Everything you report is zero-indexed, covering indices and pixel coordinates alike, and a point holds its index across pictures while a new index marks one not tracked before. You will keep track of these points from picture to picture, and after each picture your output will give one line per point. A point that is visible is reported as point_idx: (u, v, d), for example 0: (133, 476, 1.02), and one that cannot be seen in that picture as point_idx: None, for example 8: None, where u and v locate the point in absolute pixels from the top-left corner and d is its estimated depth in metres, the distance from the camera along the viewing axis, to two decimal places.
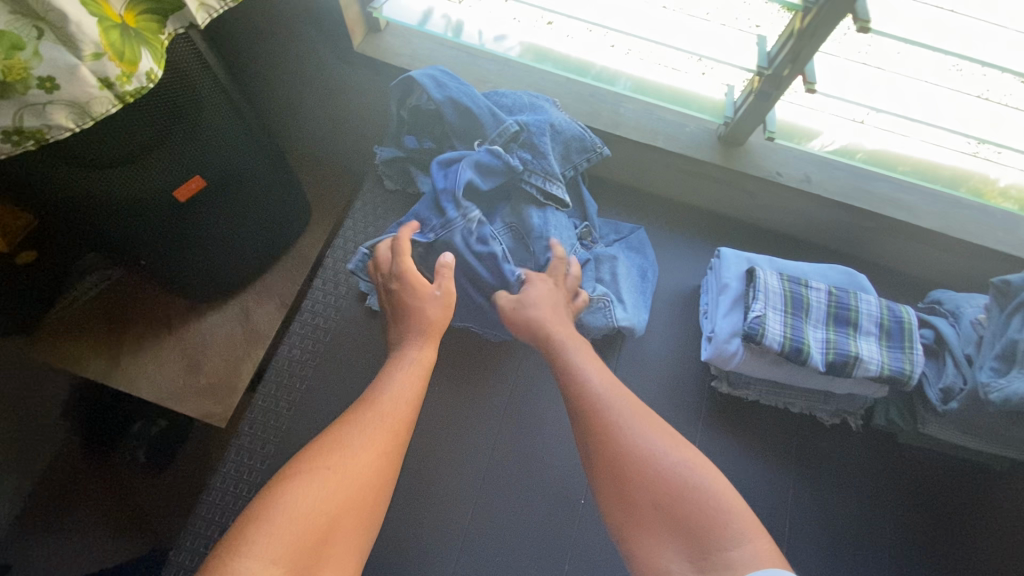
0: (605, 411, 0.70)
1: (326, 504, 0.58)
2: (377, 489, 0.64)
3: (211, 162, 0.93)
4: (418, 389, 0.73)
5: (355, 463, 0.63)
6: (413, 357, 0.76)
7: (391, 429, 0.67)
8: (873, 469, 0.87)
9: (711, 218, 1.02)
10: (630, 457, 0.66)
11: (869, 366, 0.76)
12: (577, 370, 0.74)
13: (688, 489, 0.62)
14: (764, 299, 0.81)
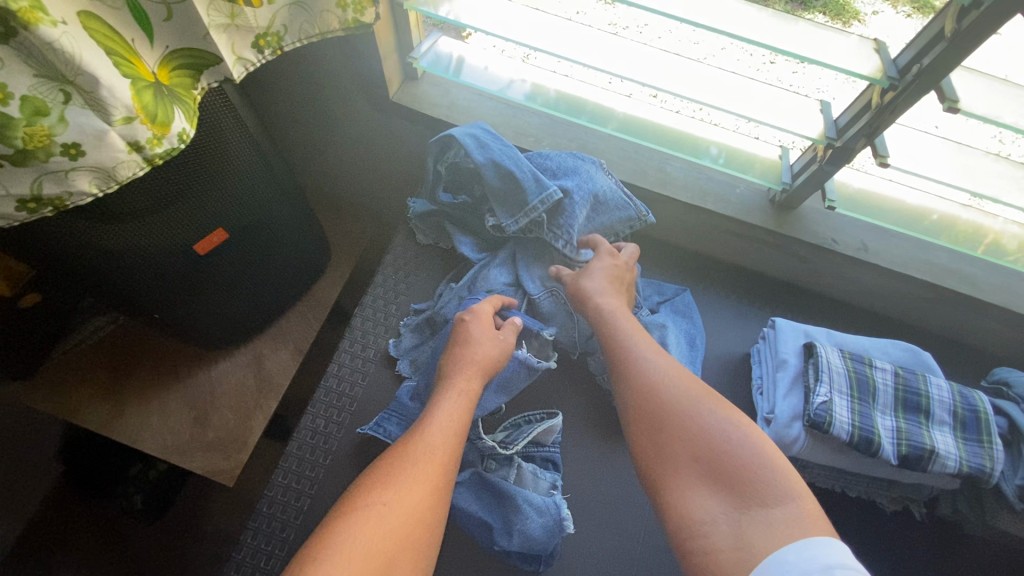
0: (651, 377, 0.67)
1: (381, 540, 0.54)
2: (430, 522, 0.58)
3: (235, 212, 0.88)
4: (465, 421, 0.69)
5: (407, 495, 0.58)
6: (456, 388, 0.72)
7: (437, 459, 0.63)
8: (938, 562, 0.81)
9: (757, 281, 0.97)
10: (679, 418, 0.62)
11: (946, 461, 0.70)
12: (619, 339, 0.72)
13: (742, 455, 0.58)
14: (828, 382, 0.75)
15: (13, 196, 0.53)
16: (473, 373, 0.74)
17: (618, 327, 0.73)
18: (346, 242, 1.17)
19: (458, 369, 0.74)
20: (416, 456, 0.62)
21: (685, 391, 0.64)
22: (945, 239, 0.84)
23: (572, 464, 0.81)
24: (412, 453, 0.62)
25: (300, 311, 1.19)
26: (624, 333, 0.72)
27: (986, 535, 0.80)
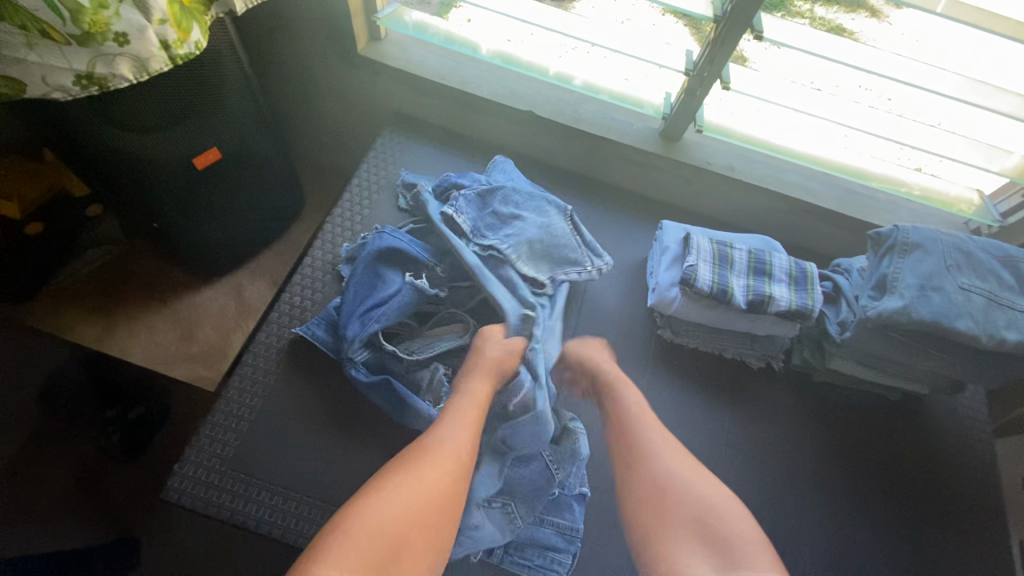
0: (646, 442, 0.91)
1: (397, 519, 0.69)
2: (438, 510, 0.73)
3: (229, 137, 1.07)
4: (479, 424, 0.83)
5: (424, 481, 0.73)
6: (467, 390, 0.87)
7: (450, 456, 0.78)
8: (793, 401, 1.02)
9: (658, 203, 1.20)
10: (671, 484, 0.85)
11: (780, 303, 0.93)
12: (627, 413, 0.94)
13: (711, 513, 0.83)
14: (697, 254, 0.98)
15: (73, 70, 0.72)
16: (489, 385, 0.88)
17: (625, 401, 0.95)
18: (319, 189, 1.37)
19: (472, 385, 0.87)
20: (430, 459, 0.76)
21: (676, 463, 0.89)
22: (813, 162, 1.10)
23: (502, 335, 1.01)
24: (428, 456, 0.76)
25: (277, 248, 1.37)
26: (630, 405, 0.95)
27: (829, 381, 1.02)
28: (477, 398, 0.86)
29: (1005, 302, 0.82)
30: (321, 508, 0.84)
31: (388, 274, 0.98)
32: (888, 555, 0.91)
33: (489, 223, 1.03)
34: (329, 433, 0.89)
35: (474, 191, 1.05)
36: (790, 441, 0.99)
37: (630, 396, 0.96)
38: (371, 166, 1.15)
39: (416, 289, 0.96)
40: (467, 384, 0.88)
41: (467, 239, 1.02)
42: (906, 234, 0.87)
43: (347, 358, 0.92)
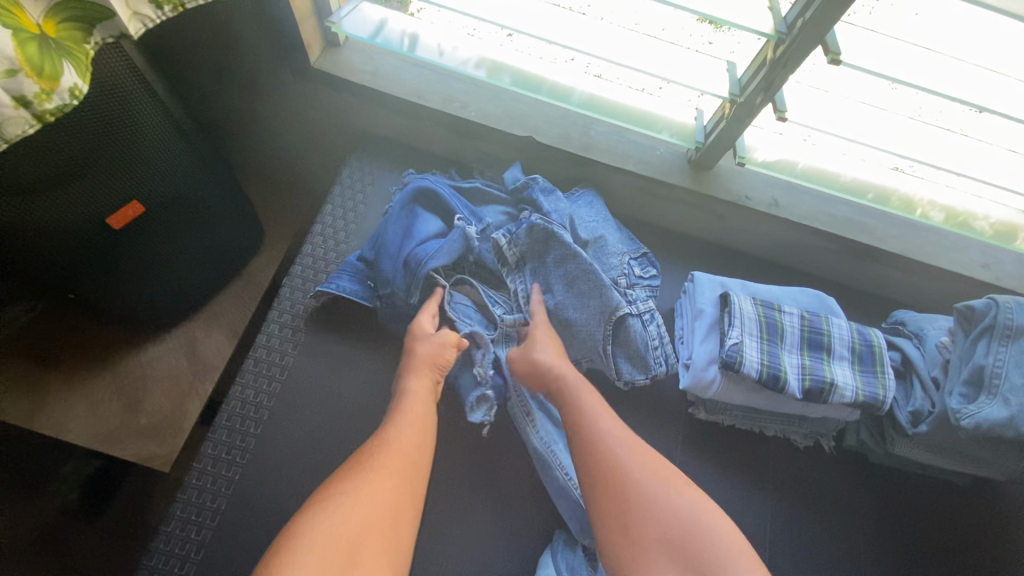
0: (612, 452, 0.69)
1: (347, 531, 0.59)
2: (401, 514, 0.63)
3: (151, 184, 0.85)
4: (429, 419, 0.73)
5: (376, 486, 0.63)
6: (409, 386, 0.74)
7: (403, 454, 0.67)
8: (845, 486, 0.88)
9: (683, 240, 1.01)
10: (643, 501, 0.65)
11: (844, 392, 0.76)
12: (588, 416, 0.73)
13: (702, 537, 0.62)
14: (740, 326, 0.80)
15: None
16: (428, 370, 0.76)
17: (583, 403, 0.74)
18: (279, 221, 1.15)
19: (411, 375, 0.76)
20: (380, 458, 0.66)
21: (652, 475, 0.67)
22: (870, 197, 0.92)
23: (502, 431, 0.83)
24: (376, 456, 0.66)
25: (233, 290, 1.17)
26: (588, 408, 0.74)
27: (886, 462, 0.88)
28: (422, 390, 0.75)
29: None
30: None
31: (427, 217, 0.86)
32: None
33: (535, 262, 0.85)
34: None
35: (538, 224, 0.82)
36: (845, 538, 0.84)
37: (590, 395, 0.75)
38: (338, 210, 0.93)
39: (466, 238, 0.84)
40: (408, 375, 0.76)
41: (508, 276, 0.85)
42: (1010, 314, 0.69)
43: (384, 303, 0.84)
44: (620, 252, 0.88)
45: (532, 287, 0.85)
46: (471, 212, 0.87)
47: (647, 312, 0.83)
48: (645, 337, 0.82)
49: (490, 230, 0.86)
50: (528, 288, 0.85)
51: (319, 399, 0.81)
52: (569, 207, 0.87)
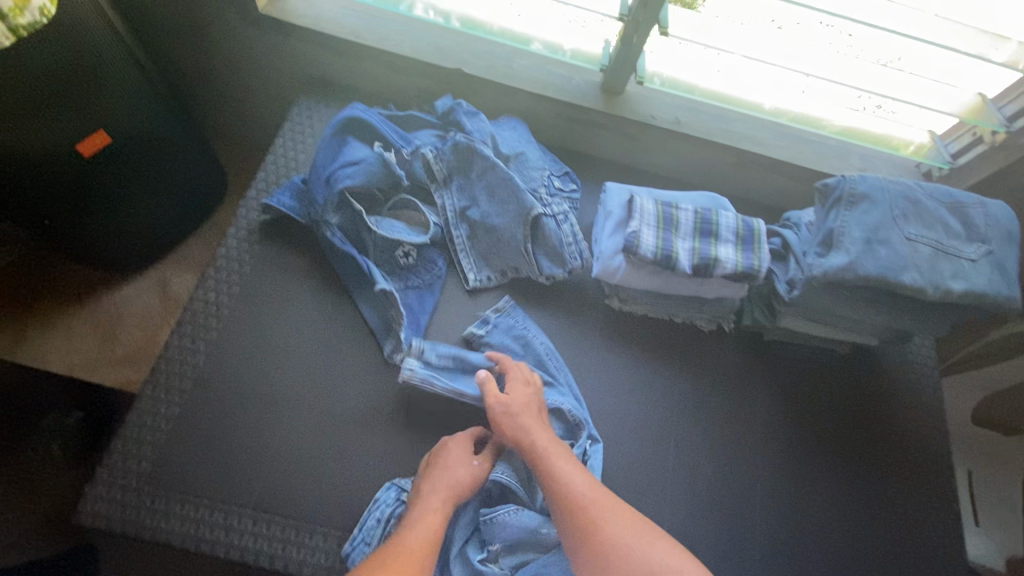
0: (585, 508, 0.75)
1: None
2: None
3: (117, 118, 0.96)
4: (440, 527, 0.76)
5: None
6: (423, 495, 0.78)
7: (411, 550, 0.72)
8: (743, 361, 1.01)
9: (604, 163, 1.13)
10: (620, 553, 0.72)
11: (726, 265, 0.88)
12: (558, 476, 0.79)
13: None
14: (639, 218, 0.92)
15: None
16: (444, 484, 0.80)
17: (553, 465, 0.80)
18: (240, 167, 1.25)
19: (430, 484, 0.80)
20: (394, 564, 0.69)
21: (623, 525, 0.74)
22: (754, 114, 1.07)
23: (438, 324, 0.95)
24: (390, 562, 0.69)
25: (202, 234, 1.27)
26: (557, 469, 0.79)
27: (780, 339, 1.01)
28: (439, 501, 0.78)
29: (952, 251, 0.79)
30: (252, 517, 0.79)
31: (355, 142, 0.92)
32: (834, 513, 0.93)
33: (462, 177, 0.95)
34: (257, 442, 0.83)
35: (462, 141, 0.94)
36: (738, 402, 0.98)
37: (559, 455, 0.81)
38: (289, 142, 1.04)
39: (388, 165, 0.92)
40: (426, 483, 0.80)
41: (437, 192, 0.96)
42: (853, 185, 0.82)
43: (320, 222, 0.91)
44: (541, 168, 0.99)
45: (460, 202, 0.96)
46: (399, 137, 0.95)
47: (560, 214, 0.96)
48: (559, 234, 0.94)
49: (418, 151, 0.95)
50: (457, 203, 0.96)
51: (273, 297, 0.92)
52: (491, 127, 0.98)
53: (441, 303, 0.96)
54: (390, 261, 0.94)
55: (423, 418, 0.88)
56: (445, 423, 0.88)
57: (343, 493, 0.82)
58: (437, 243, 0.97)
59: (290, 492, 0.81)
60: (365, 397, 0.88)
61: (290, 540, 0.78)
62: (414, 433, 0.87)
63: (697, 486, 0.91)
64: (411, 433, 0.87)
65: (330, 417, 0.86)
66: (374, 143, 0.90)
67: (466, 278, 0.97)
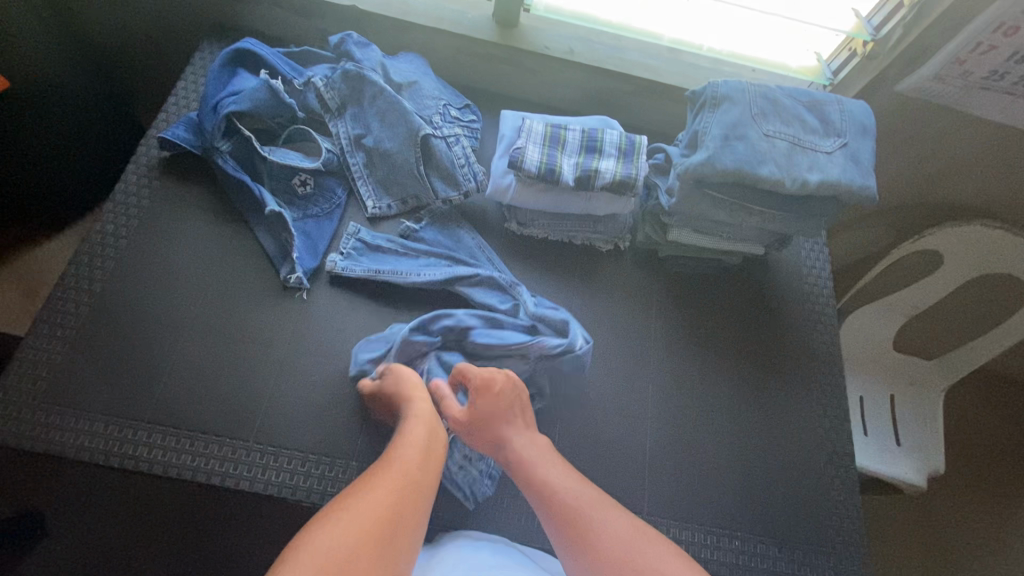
0: (584, 513, 0.71)
1: (342, 545, 0.59)
2: (386, 530, 0.62)
3: (15, 61, 0.98)
4: (427, 452, 0.74)
5: (376, 497, 0.65)
6: (406, 429, 0.76)
7: (409, 470, 0.70)
8: (640, 278, 1.05)
9: (507, 100, 1.16)
10: (613, 558, 0.66)
11: (605, 175, 0.92)
12: (552, 488, 0.74)
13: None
14: (525, 136, 0.94)
15: None
16: (428, 418, 0.78)
17: (548, 475, 0.75)
18: None
19: (412, 421, 0.78)
20: (379, 484, 0.67)
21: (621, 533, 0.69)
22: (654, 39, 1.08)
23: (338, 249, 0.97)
24: (376, 483, 0.67)
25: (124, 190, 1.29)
26: (552, 479, 0.75)
27: (675, 255, 1.05)
28: (422, 431, 0.77)
29: (809, 145, 0.84)
30: (148, 429, 0.82)
31: (245, 74, 0.96)
32: (727, 411, 0.96)
33: (355, 106, 0.99)
34: (156, 362, 0.86)
35: (351, 70, 0.97)
36: (636, 316, 1.02)
37: (553, 466, 0.76)
38: (188, 83, 1.05)
39: (276, 92, 0.95)
40: (409, 421, 0.78)
41: (330, 121, 0.99)
42: (715, 87, 0.85)
43: (213, 150, 0.94)
44: (436, 97, 1.01)
45: (355, 129, 0.99)
46: (290, 68, 0.98)
47: (451, 137, 0.98)
48: (450, 155, 0.97)
49: (308, 81, 0.98)
50: (352, 131, 0.99)
51: (172, 228, 0.94)
52: (381, 56, 1.01)
53: (341, 228, 0.98)
54: (288, 190, 0.97)
55: (321, 336, 0.91)
56: (343, 341, 0.91)
57: (241, 406, 0.85)
58: (333, 171, 1.00)
59: (188, 407, 0.84)
60: (263, 319, 0.90)
61: (183, 449, 0.81)
62: (312, 351, 0.90)
63: (592, 393, 0.95)
64: (309, 351, 0.90)
65: (228, 337, 0.89)
66: (261, 71, 0.94)
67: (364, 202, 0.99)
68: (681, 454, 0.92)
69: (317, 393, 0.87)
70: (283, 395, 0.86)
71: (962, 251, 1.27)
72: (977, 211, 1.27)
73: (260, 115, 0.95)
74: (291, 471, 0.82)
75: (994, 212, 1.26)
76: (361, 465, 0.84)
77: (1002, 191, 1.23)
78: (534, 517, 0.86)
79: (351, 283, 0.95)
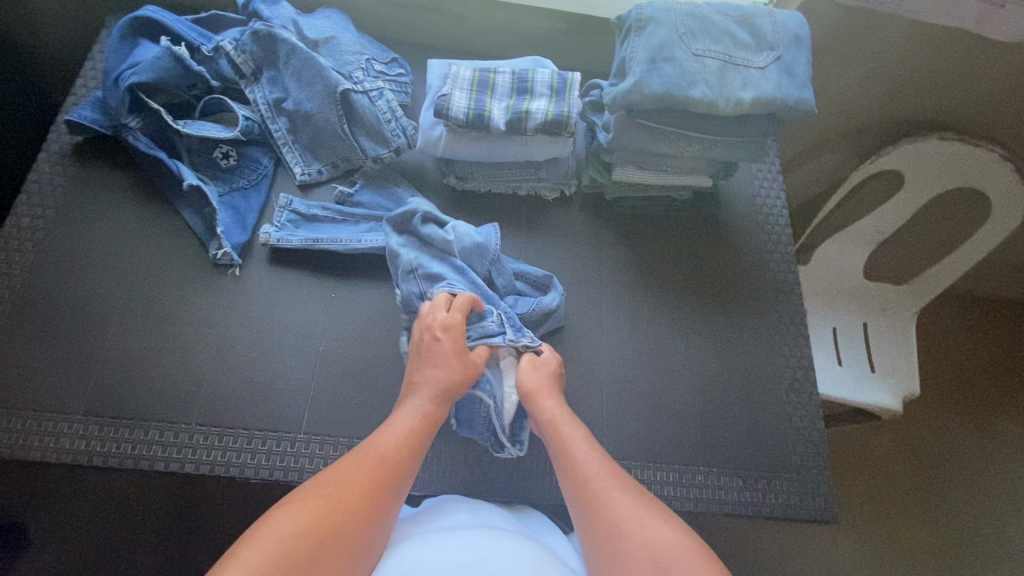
0: (596, 487, 0.69)
1: (312, 521, 0.60)
2: (361, 504, 0.63)
3: None
4: (422, 433, 0.73)
5: (343, 488, 0.64)
6: (414, 403, 0.75)
7: (383, 462, 0.68)
8: (590, 223, 1.01)
9: (439, 51, 1.10)
10: (618, 529, 0.65)
11: (536, 115, 0.88)
12: (571, 444, 0.74)
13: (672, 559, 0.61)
14: (451, 83, 0.89)
15: None
16: (433, 388, 0.76)
17: (566, 441, 0.75)
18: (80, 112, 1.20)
19: (418, 392, 0.76)
20: (360, 464, 0.67)
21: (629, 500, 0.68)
22: None
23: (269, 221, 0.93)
24: (359, 461, 0.67)
25: None
26: (569, 446, 0.74)
27: (622, 195, 1.01)
28: (425, 407, 0.75)
29: (740, 61, 0.80)
30: (84, 422, 0.79)
31: (147, 45, 0.91)
32: (686, 348, 0.94)
33: (271, 69, 0.94)
34: (86, 353, 0.82)
35: (260, 29, 0.92)
36: (588, 262, 0.99)
37: (572, 432, 0.76)
38: (94, 61, 0.99)
39: (181, 59, 0.90)
40: (415, 391, 0.77)
41: (246, 87, 0.94)
42: (638, 10, 0.81)
43: (124, 128, 0.90)
44: (356, 51, 0.96)
45: (273, 93, 0.94)
46: (195, 34, 0.93)
47: (374, 91, 0.94)
48: (374, 111, 0.92)
49: (217, 46, 0.93)
50: (270, 95, 0.94)
51: (92, 214, 0.90)
52: (292, 12, 0.96)
53: (272, 199, 0.94)
54: (210, 164, 0.92)
55: (258, 311, 0.87)
56: (282, 314, 0.87)
57: (179, 390, 0.82)
58: (256, 140, 0.95)
59: (125, 395, 0.81)
60: (197, 299, 0.87)
61: (123, 438, 0.79)
62: (250, 327, 0.86)
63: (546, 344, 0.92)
64: (245, 327, 0.86)
65: (161, 321, 0.85)
66: (162, 38, 0.89)
67: (292, 168, 0.95)
68: (641, 395, 0.91)
69: (258, 369, 0.84)
70: (222, 375, 0.83)
71: (921, 168, 1.25)
72: (934, 126, 1.24)
73: (167, 85, 0.90)
74: (238, 450, 0.80)
75: (950, 125, 1.23)
76: (311, 437, 0.81)
77: (957, 102, 1.20)
78: (496, 473, 0.84)
79: (285, 255, 0.90)
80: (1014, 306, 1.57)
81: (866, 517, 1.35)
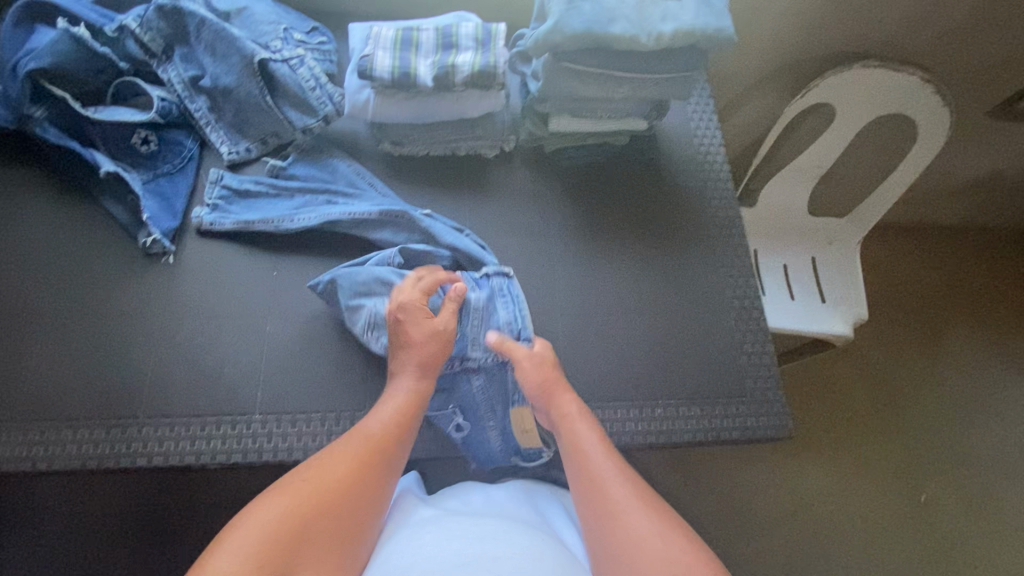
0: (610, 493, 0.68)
1: (298, 510, 0.59)
2: (348, 493, 0.63)
3: None
4: (410, 414, 0.73)
5: (327, 473, 0.64)
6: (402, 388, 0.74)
7: (371, 449, 0.67)
8: (531, 177, 1.01)
9: (362, 17, 1.07)
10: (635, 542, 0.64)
11: (463, 68, 0.86)
12: (587, 448, 0.73)
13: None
14: (374, 43, 0.87)
15: None
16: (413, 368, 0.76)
17: (580, 440, 0.74)
18: None
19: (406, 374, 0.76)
20: (344, 452, 0.67)
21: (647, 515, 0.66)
22: None
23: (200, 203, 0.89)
24: (342, 449, 0.67)
25: None
26: (585, 445, 0.73)
27: (561, 146, 1.01)
28: (414, 389, 0.75)
29: None
30: (24, 426, 0.76)
31: (45, 31, 0.86)
32: (635, 291, 0.96)
33: (183, 46, 0.90)
34: (17, 355, 0.79)
35: (166, 4, 0.88)
36: (532, 216, 0.99)
37: (586, 432, 0.75)
38: None
39: (83, 42, 0.86)
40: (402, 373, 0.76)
41: (159, 68, 0.90)
42: None
43: (29, 120, 0.85)
44: (272, 21, 0.93)
45: (188, 71, 0.90)
46: (96, 14, 0.88)
47: (294, 59, 0.91)
48: (296, 79, 0.90)
49: (121, 25, 0.89)
50: (185, 73, 0.90)
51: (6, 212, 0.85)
52: None
53: (201, 181, 0.91)
54: (129, 150, 0.88)
55: (198, 296, 0.84)
56: (223, 296, 0.85)
57: (123, 383, 0.79)
58: (176, 122, 0.91)
59: (65, 394, 0.78)
60: (132, 289, 0.83)
61: (68, 438, 0.76)
62: (191, 313, 0.83)
63: None
64: (186, 312, 0.83)
65: (96, 315, 0.82)
66: (59, 20, 0.84)
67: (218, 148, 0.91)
68: (597, 340, 0.92)
69: (204, 354, 0.82)
70: (167, 364, 0.81)
71: (850, 98, 1.28)
72: (859, 56, 1.27)
73: (71, 70, 0.85)
74: (191, 437, 0.78)
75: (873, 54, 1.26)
76: (267, 415, 0.80)
77: (878, 30, 1.23)
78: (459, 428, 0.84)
79: (220, 235, 0.88)
80: (948, 227, 1.65)
81: (827, 440, 1.42)
